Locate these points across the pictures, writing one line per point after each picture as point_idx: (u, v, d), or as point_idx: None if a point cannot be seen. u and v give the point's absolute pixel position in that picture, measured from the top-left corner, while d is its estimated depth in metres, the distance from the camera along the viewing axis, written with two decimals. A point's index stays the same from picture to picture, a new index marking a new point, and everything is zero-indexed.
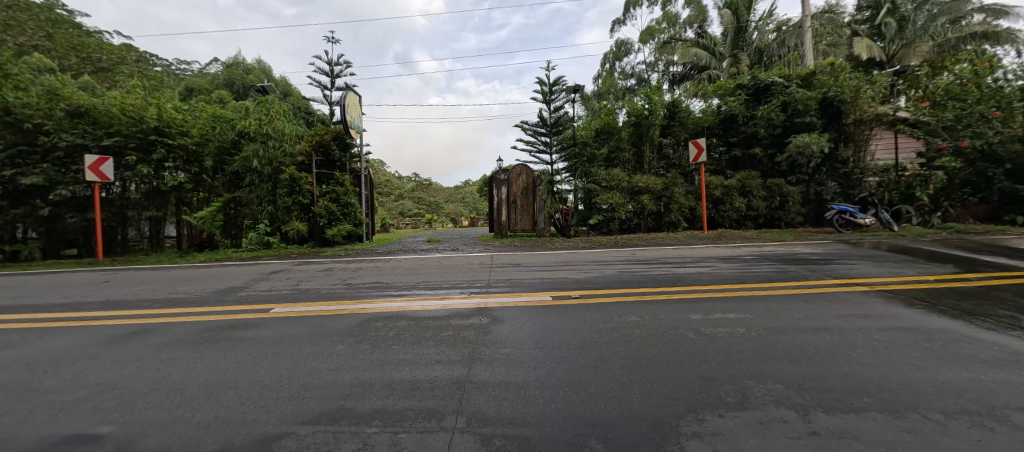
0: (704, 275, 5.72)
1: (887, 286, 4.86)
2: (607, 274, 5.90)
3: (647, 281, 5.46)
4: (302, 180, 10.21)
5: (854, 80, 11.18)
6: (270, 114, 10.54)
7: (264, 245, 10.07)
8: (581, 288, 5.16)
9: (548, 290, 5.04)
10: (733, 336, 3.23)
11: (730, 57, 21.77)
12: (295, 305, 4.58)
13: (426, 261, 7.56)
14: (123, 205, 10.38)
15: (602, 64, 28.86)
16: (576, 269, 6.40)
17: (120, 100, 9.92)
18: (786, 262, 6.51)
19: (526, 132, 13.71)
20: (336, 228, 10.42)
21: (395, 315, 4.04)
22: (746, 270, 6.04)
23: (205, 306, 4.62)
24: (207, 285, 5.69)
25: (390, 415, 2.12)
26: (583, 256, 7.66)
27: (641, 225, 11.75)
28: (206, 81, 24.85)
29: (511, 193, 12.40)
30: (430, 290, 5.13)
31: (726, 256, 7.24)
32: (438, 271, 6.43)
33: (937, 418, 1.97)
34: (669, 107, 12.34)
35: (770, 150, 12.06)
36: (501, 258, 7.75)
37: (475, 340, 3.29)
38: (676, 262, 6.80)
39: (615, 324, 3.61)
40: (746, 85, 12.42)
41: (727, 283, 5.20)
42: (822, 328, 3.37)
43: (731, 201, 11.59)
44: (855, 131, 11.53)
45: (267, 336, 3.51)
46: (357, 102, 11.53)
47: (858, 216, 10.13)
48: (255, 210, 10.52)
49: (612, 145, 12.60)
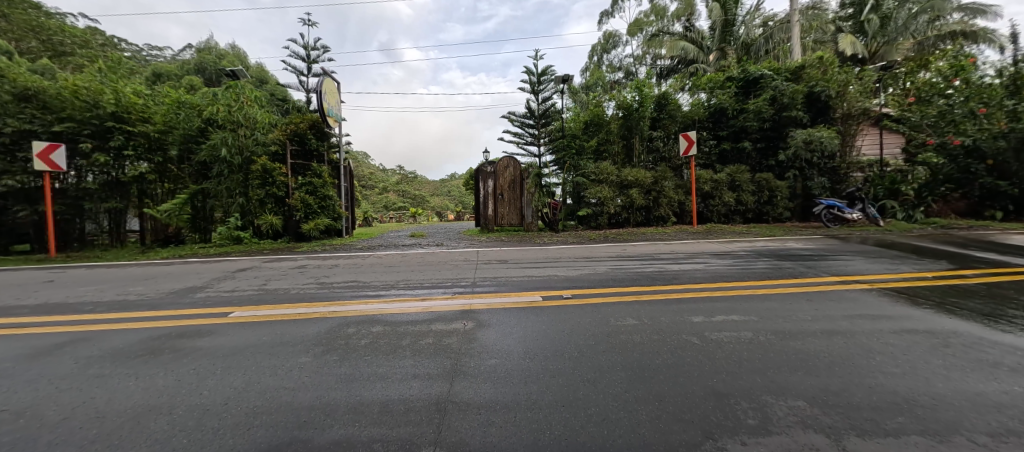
0: (700, 272, 5.48)
1: (887, 283, 4.71)
2: (600, 272, 5.61)
3: (641, 278, 5.21)
4: (276, 170, 9.54)
5: (842, 75, 11.15)
6: (242, 99, 9.85)
7: (235, 240, 9.41)
8: (573, 287, 4.84)
9: (539, 289, 4.71)
10: (740, 341, 2.97)
11: (718, 51, 21.75)
12: (259, 308, 4.13)
13: (407, 258, 7.13)
14: (79, 196, 9.56)
15: (590, 57, 28.59)
16: (567, 266, 6.09)
17: (73, 83, 9.08)
18: (781, 258, 6.34)
19: (513, 123, 13.29)
20: (312, 223, 9.79)
21: (369, 319, 3.64)
22: (742, 266, 5.82)
23: (156, 310, 4.12)
24: (165, 285, 5.16)
25: (353, 449, 1.75)
26: (574, 252, 7.38)
27: (629, 219, 11.59)
28: (176, 67, 23.47)
29: (498, 186, 12.01)
30: (411, 290, 4.74)
31: (719, 252, 7.04)
32: (420, 268, 6.03)
33: (985, 442, 1.73)
34: (659, 99, 12.04)
35: (761, 144, 11.97)
36: (487, 254, 7.38)
37: (458, 349, 2.94)
38: (670, 258, 6.58)
39: (611, 328, 3.33)
40: (736, 78, 12.31)
41: (726, 281, 4.97)
42: (833, 331, 3.15)
43: (721, 195, 11.49)
44: (842, 125, 11.59)
45: (221, 346, 3.08)
46: (335, 90, 10.90)
47: (846, 211, 10.09)
48: (224, 202, 9.79)
49: (601, 137, 12.30)
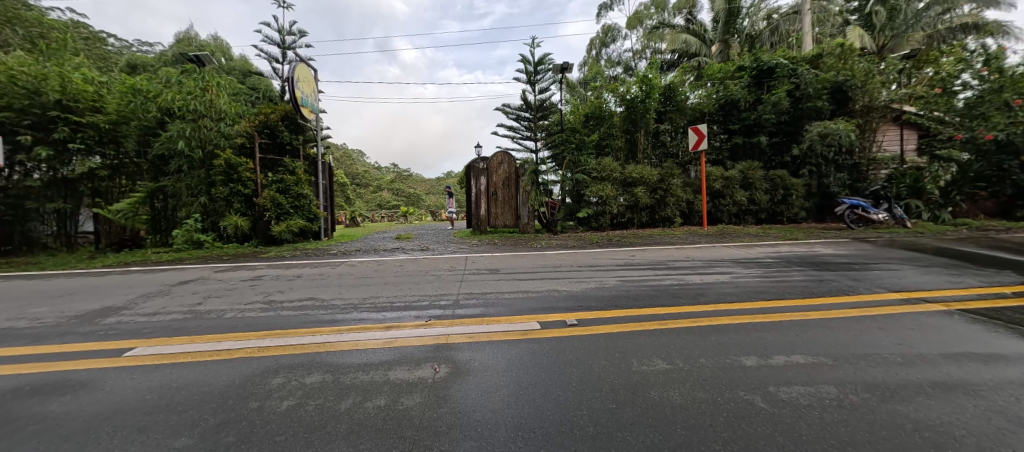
0: (731, 286, 4.57)
1: (962, 302, 3.85)
2: (609, 286, 4.69)
3: (661, 295, 4.29)
4: (242, 165, 8.48)
5: (864, 64, 10.39)
6: (206, 86, 8.79)
7: (196, 244, 8.31)
8: (580, 308, 3.91)
9: (536, 311, 3.78)
10: (828, 405, 2.06)
11: (721, 44, 20.77)
12: (171, 341, 3.14)
13: (385, 266, 6.17)
14: (19, 196, 8.39)
15: (588, 51, 27.69)
16: (571, 278, 5.15)
17: (8, 66, 7.91)
18: (817, 267, 5.46)
19: (507, 116, 12.17)
20: (284, 224, 8.76)
21: (308, 362, 2.68)
22: (776, 279, 4.94)
23: (35, 345, 3.12)
24: (75, 306, 4.13)
25: None
26: (576, 259, 6.46)
27: (634, 220, 10.69)
28: (153, 58, 22.06)
29: (492, 184, 11.04)
30: (377, 312, 3.79)
31: (742, 259, 6.14)
32: (395, 281, 5.06)
33: None
34: (666, 90, 11.14)
35: (776, 139, 11.11)
36: (477, 262, 6.45)
37: (420, 420, 1.98)
38: (688, 267, 5.67)
39: (637, 375, 2.42)
40: (748, 67, 11.40)
41: (765, 299, 4.07)
42: (948, 385, 2.25)
43: (732, 194, 10.63)
44: (863, 119, 10.79)
45: (76, 416, 2.10)
46: (311, 78, 9.86)
47: (871, 211, 9.24)
48: (183, 202, 8.70)
49: (602, 131, 11.40)
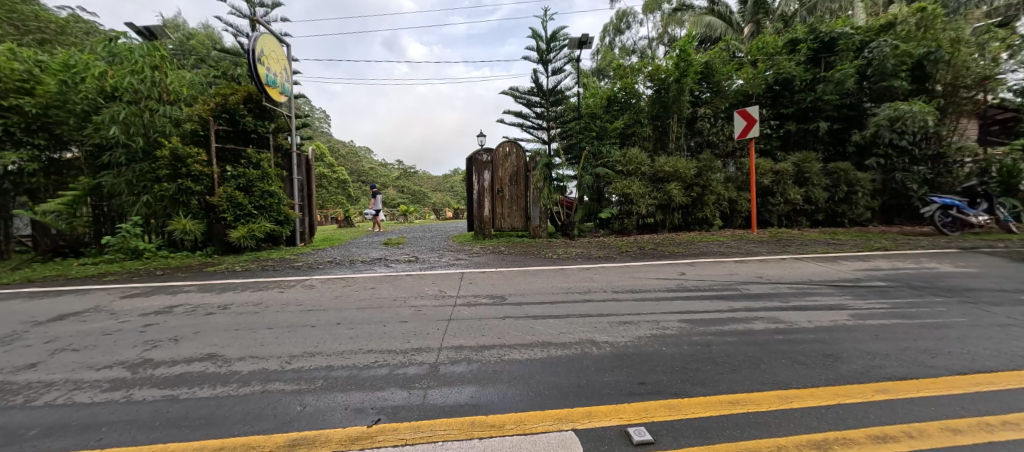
0: (872, 340, 2.86)
1: None
2: (674, 335, 3.03)
3: (770, 358, 2.61)
4: (192, 157, 6.96)
5: (951, 33, 8.54)
6: (155, 63, 7.37)
7: (135, 254, 6.84)
8: (642, 389, 2.23)
9: (569, 399, 2.13)
10: None
11: (751, 26, 18.54)
12: None
13: (354, 289, 4.60)
14: None
15: (601, 38, 25.71)
16: (610, 316, 3.49)
17: None
18: (969, 301, 3.72)
19: (516, 101, 10.46)
20: (244, 229, 7.24)
21: None
22: (927, 321, 3.23)
23: None
24: None
25: None
26: (610, 279, 4.83)
27: (665, 222, 9.02)
28: None
29: (497, 179, 9.39)
30: (292, 400, 2.17)
31: (840, 283, 4.44)
32: (352, 322, 3.45)
33: None
34: (705, 69, 9.39)
35: (837, 125, 9.34)
36: (476, 283, 4.83)
37: None
38: (773, 296, 3.98)
39: None
40: (804, 40, 9.58)
41: (955, 371, 2.36)
42: None
43: (784, 192, 8.91)
44: (947, 102, 8.92)
45: None
46: (281, 54, 8.21)
47: (968, 212, 7.46)
48: (125, 201, 7.30)
49: (628, 117, 9.67)
